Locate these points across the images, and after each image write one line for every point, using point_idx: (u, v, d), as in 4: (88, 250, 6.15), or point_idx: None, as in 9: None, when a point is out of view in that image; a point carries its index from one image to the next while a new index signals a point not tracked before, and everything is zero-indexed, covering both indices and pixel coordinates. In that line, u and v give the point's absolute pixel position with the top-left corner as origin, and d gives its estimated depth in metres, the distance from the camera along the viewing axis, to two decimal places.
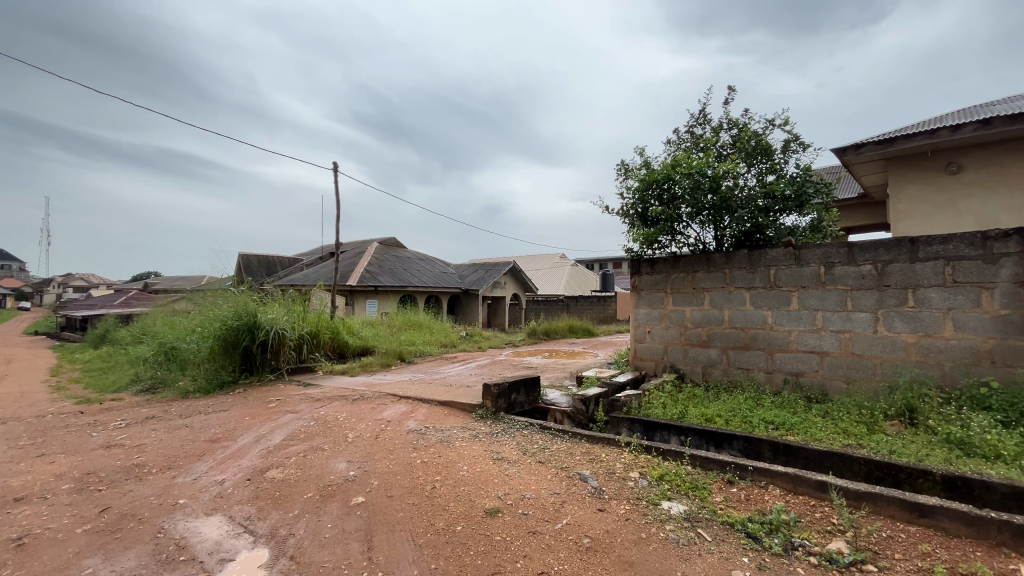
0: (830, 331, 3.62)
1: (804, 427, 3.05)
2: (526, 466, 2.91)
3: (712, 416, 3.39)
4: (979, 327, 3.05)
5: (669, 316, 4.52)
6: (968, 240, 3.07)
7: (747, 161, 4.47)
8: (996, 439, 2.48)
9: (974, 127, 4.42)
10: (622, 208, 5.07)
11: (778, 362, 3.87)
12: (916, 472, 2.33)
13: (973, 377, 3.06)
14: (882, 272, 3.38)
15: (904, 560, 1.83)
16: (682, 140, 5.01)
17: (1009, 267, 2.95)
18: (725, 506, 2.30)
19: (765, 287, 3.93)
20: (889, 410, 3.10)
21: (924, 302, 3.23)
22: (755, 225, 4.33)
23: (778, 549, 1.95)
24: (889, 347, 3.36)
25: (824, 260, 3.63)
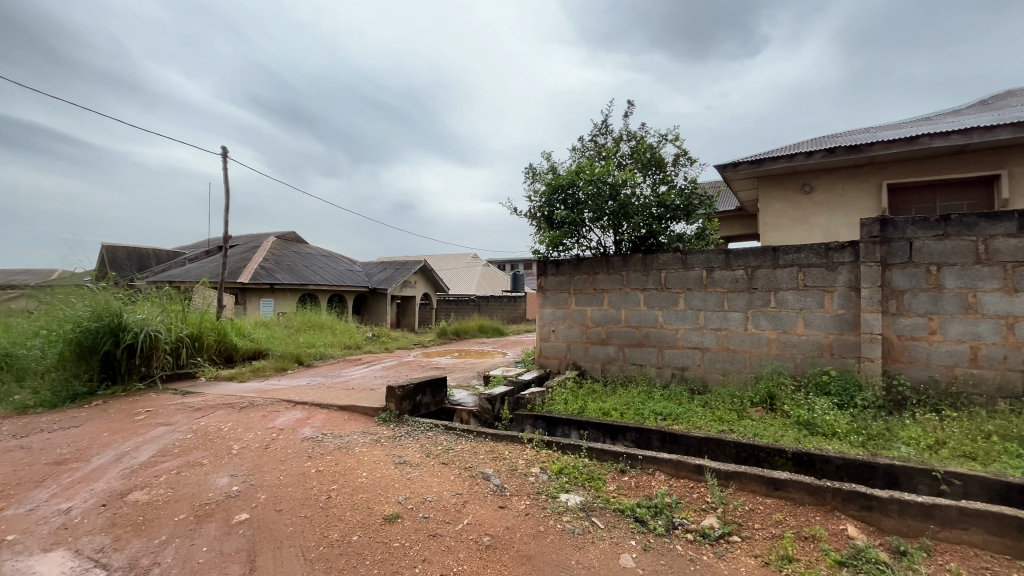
0: (709, 328, 4.02)
1: (686, 416, 3.36)
2: (429, 467, 2.87)
3: (609, 410, 3.60)
4: (824, 324, 3.56)
5: (572, 315, 4.73)
6: (816, 250, 3.57)
7: (643, 171, 4.81)
8: (833, 419, 2.93)
9: (823, 155, 5.19)
10: (529, 210, 5.20)
11: (666, 358, 4.21)
12: (774, 452, 2.67)
13: (819, 367, 3.56)
14: (752, 276, 3.83)
15: (761, 529, 2.09)
16: (586, 148, 5.27)
17: (845, 273, 3.47)
18: (617, 494, 2.45)
19: (656, 288, 4.27)
20: (755, 397, 3.52)
21: (783, 303, 3.71)
22: (649, 231, 4.69)
23: (661, 529, 2.13)
24: (755, 342, 3.82)
25: (705, 265, 4.03)
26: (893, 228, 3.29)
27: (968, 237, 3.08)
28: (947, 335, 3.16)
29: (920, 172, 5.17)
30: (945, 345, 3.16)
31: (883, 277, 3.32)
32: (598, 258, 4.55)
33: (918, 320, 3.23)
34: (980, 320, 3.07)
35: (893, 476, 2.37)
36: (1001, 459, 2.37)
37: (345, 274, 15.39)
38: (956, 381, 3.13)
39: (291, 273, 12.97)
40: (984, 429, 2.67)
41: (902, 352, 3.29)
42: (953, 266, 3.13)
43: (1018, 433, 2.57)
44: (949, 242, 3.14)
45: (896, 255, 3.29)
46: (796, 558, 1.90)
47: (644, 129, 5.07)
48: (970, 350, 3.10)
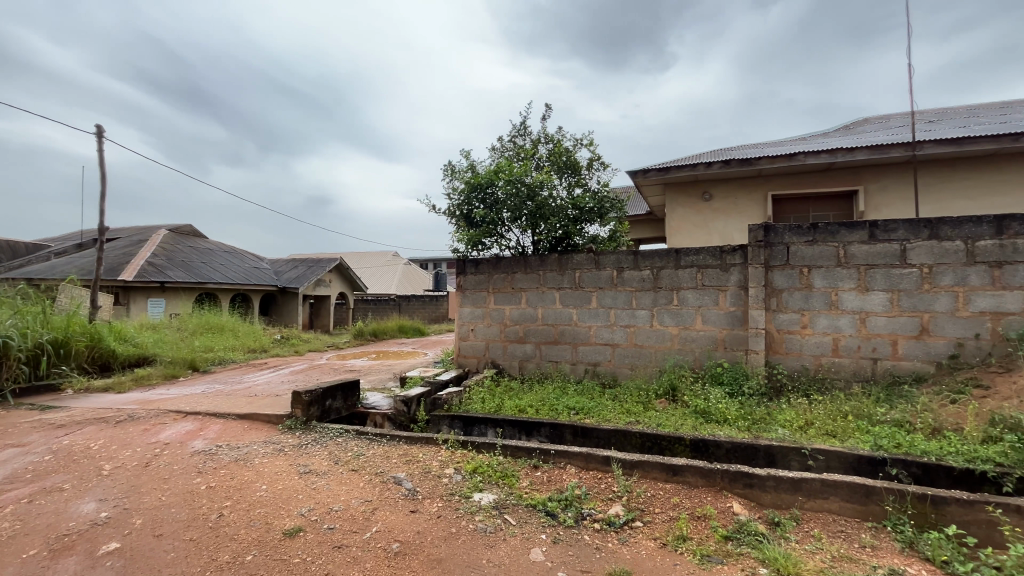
0: (619, 325, 4.23)
1: (597, 410, 3.51)
2: (337, 476, 2.72)
3: (524, 407, 3.66)
4: (718, 320, 3.89)
5: (491, 314, 4.75)
6: (712, 252, 3.89)
7: (559, 174, 4.96)
8: (725, 407, 3.21)
9: (720, 166, 5.68)
10: (448, 208, 5.14)
11: (580, 354, 4.37)
12: (674, 440, 2.86)
13: (713, 359, 3.89)
14: (657, 276, 4.09)
15: (661, 513, 2.23)
16: (505, 148, 5.31)
17: (736, 273, 3.82)
18: (530, 490, 2.49)
19: (571, 287, 4.41)
20: (659, 389, 3.77)
21: (684, 301, 4.00)
22: (564, 232, 4.84)
23: (570, 521, 2.19)
24: (660, 338, 4.08)
25: (616, 265, 4.23)
26: (774, 234, 3.68)
27: (832, 242, 3.53)
28: (816, 328, 3.59)
29: (798, 185, 5.85)
30: (814, 337, 3.59)
31: (766, 277, 3.70)
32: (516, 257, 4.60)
33: (793, 316, 3.65)
34: (841, 315, 3.52)
35: (771, 456, 2.65)
36: (855, 434, 2.74)
37: (250, 271, 14.21)
38: (823, 369, 3.57)
39: (186, 270, 11.72)
40: (842, 409, 3.07)
41: (781, 344, 3.69)
42: (822, 268, 3.57)
43: (868, 412, 2.98)
44: (818, 246, 3.57)
45: (776, 258, 3.68)
46: (690, 537, 2.05)
47: (560, 133, 5.22)
48: (833, 341, 3.54)
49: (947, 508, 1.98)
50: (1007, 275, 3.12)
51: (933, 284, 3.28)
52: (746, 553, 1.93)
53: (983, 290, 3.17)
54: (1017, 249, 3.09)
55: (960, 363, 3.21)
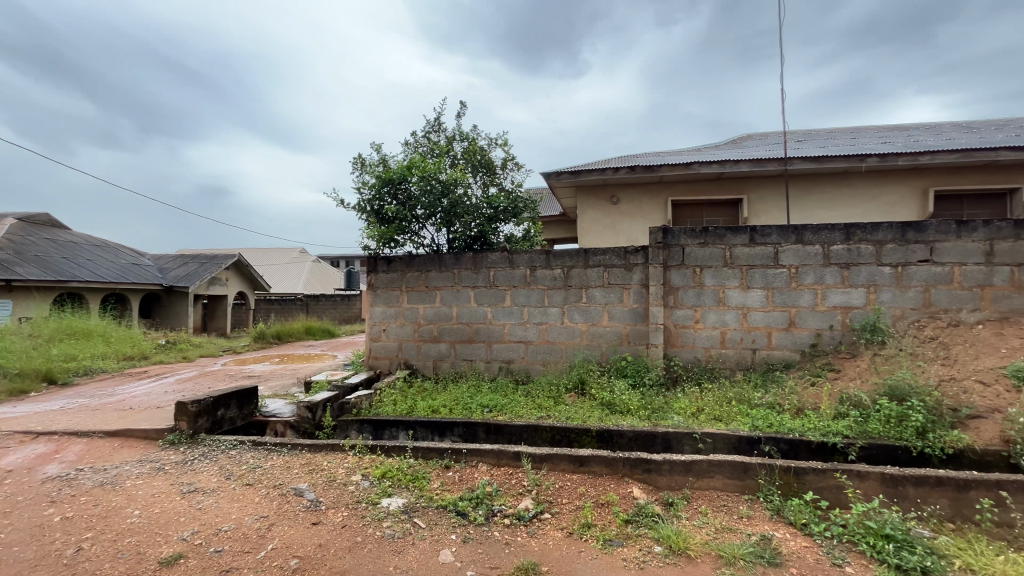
0: (532, 323, 4.32)
1: (510, 406, 3.56)
2: (229, 492, 2.48)
3: (438, 407, 3.61)
4: (622, 317, 4.12)
5: (404, 314, 4.62)
6: (617, 253, 4.11)
7: (474, 172, 4.96)
8: (628, 398, 3.42)
9: (626, 171, 6.04)
10: (358, 203, 4.92)
11: (495, 352, 4.41)
12: (581, 432, 2.99)
13: (618, 354, 4.12)
14: (568, 275, 4.24)
15: (567, 503, 2.32)
16: (419, 143, 5.20)
17: (638, 272, 4.07)
18: (441, 491, 2.46)
19: (486, 286, 4.43)
20: (569, 384, 3.92)
21: (592, 299, 4.19)
22: (479, 231, 4.86)
23: (481, 519, 2.20)
24: (570, 334, 4.24)
25: (529, 264, 4.32)
26: (671, 236, 3.98)
27: (720, 245, 3.90)
28: (706, 323, 3.94)
29: (693, 192, 6.38)
30: (705, 331, 3.94)
31: (665, 276, 3.99)
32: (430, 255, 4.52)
33: (688, 311, 3.97)
34: (727, 311, 3.90)
35: (667, 441, 2.86)
36: (737, 418, 3.05)
37: (127, 268, 12.52)
38: (712, 359, 3.93)
39: (41, 267, 10.03)
40: (727, 395, 3.40)
41: (678, 338, 4.00)
42: (711, 268, 3.92)
43: (747, 397, 3.33)
44: (709, 248, 3.92)
45: (673, 258, 3.98)
46: (594, 524, 2.16)
47: (475, 131, 5.21)
48: (721, 335, 3.92)
49: (806, 477, 2.27)
50: (854, 275, 3.65)
51: (799, 282, 3.75)
52: (644, 534, 2.07)
53: (836, 287, 3.68)
54: (861, 253, 3.63)
55: (819, 351, 3.70)
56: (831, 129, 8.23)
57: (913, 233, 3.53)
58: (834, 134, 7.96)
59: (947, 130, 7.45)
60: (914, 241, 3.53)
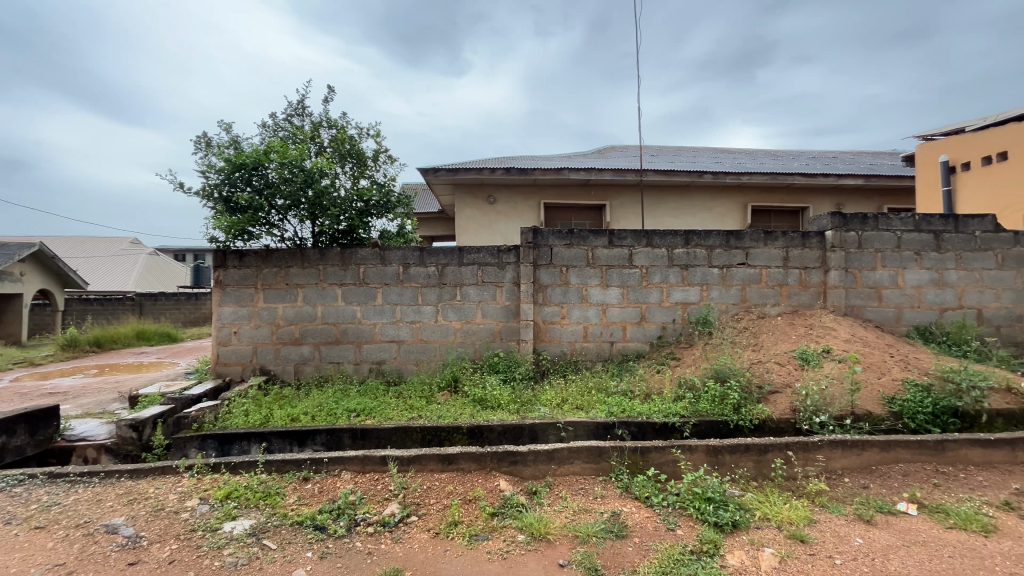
0: (405, 322, 4.21)
1: (379, 409, 3.42)
2: (8, 540, 1.98)
3: (298, 415, 3.32)
4: (495, 314, 4.22)
5: (259, 314, 4.16)
6: (490, 252, 4.20)
7: (342, 162, 4.65)
8: (499, 393, 3.51)
9: (501, 172, 6.19)
10: (201, 188, 4.30)
11: (364, 354, 4.19)
12: (452, 430, 2.99)
13: (491, 350, 4.21)
14: (442, 272, 4.21)
15: (435, 504, 2.30)
16: (279, 127, 4.71)
17: (510, 271, 4.21)
18: (297, 506, 2.26)
19: (354, 283, 4.19)
20: (442, 383, 3.89)
21: (466, 297, 4.22)
22: (348, 225, 4.57)
23: (342, 531, 2.07)
24: (444, 333, 4.22)
25: (402, 261, 4.19)
26: (541, 236, 4.18)
27: (583, 246, 4.19)
28: (572, 318, 4.22)
29: (563, 196, 6.79)
30: (570, 326, 4.22)
31: (534, 275, 4.18)
32: (291, 249, 4.13)
33: (555, 308, 4.21)
34: (590, 307, 4.22)
35: (534, 432, 2.99)
36: (596, 405, 3.31)
37: None
38: (576, 353, 4.22)
39: None
40: (588, 385, 3.68)
41: (546, 333, 4.22)
42: (576, 268, 4.20)
43: (605, 385, 3.64)
44: (574, 249, 4.19)
45: (543, 258, 4.19)
46: (460, 521, 2.17)
47: (344, 119, 4.89)
48: (584, 329, 4.22)
49: (649, 455, 2.56)
50: (690, 275, 4.20)
51: (649, 281, 4.20)
52: (508, 525, 2.14)
53: (677, 285, 4.21)
54: (696, 255, 4.19)
55: (664, 342, 4.20)
56: (677, 148, 9.41)
57: (734, 240, 4.18)
58: (680, 152, 9.11)
59: (761, 156, 8.99)
60: (735, 246, 4.19)
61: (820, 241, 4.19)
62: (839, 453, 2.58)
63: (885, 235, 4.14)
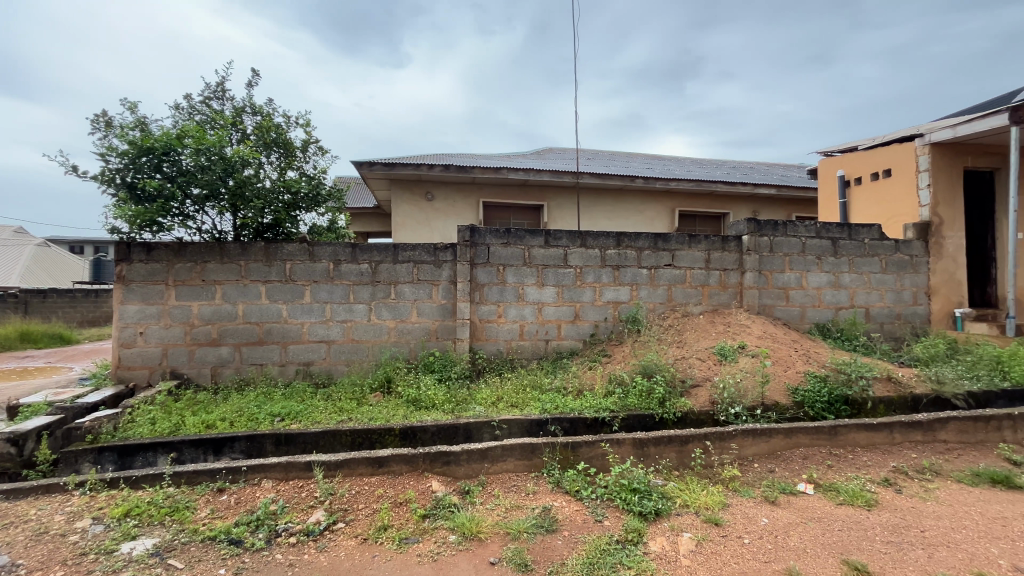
0: (335, 321, 4.04)
1: (306, 413, 3.25)
2: None
3: (214, 421, 3.08)
4: (431, 313, 4.16)
5: (170, 313, 3.82)
6: (426, 249, 4.13)
7: (266, 152, 4.37)
8: (433, 392, 3.46)
9: (440, 169, 6.11)
10: (101, 173, 3.86)
11: (291, 354, 3.97)
12: (384, 432, 2.90)
13: (426, 350, 4.14)
14: (376, 270, 4.08)
15: (364, 508, 2.22)
16: (195, 109, 4.34)
17: (447, 269, 4.16)
18: (210, 520, 2.09)
19: (280, 280, 3.95)
20: (375, 383, 3.77)
21: (400, 295, 4.12)
22: (274, 218, 4.30)
23: (260, 544, 1.95)
24: (378, 332, 4.09)
25: (332, 258, 4.01)
26: (478, 235, 4.17)
27: (519, 245, 4.23)
28: (508, 317, 4.24)
29: (501, 196, 6.82)
30: (507, 324, 4.24)
31: (471, 273, 4.16)
32: (207, 243, 3.82)
33: (492, 307, 4.22)
34: (526, 306, 4.27)
35: (468, 431, 2.98)
36: (530, 403, 3.36)
37: None
38: (512, 351, 4.25)
39: None
40: (523, 383, 3.72)
41: (483, 332, 4.21)
42: (513, 267, 4.24)
43: (540, 382, 3.70)
44: (510, 248, 4.22)
45: (479, 256, 4.18)
46: (390, 525, 2.11)
47: (270, 105, 4.59)
48: (520, 328, 4.26)
49: (580, 449, 2.63)
50: (622, 275, 4.37)
51: (583, 281, 4.33)
52: (439, 526, 2.11)
53: (610, 285, 4.36)
54: (627, 256, 4.37)
55: (596, 339, 4.34)
56: (612, 153, 9.76)
57: (662, 243, 4.41)
58: (614, 156, 9.46)
59: (688, 164, 9.55)
60: (662, 248, 4.41)
61: (737, 245, 4.52)
62: (750, 441, 2.79)
63: (792, 241, 4.55)
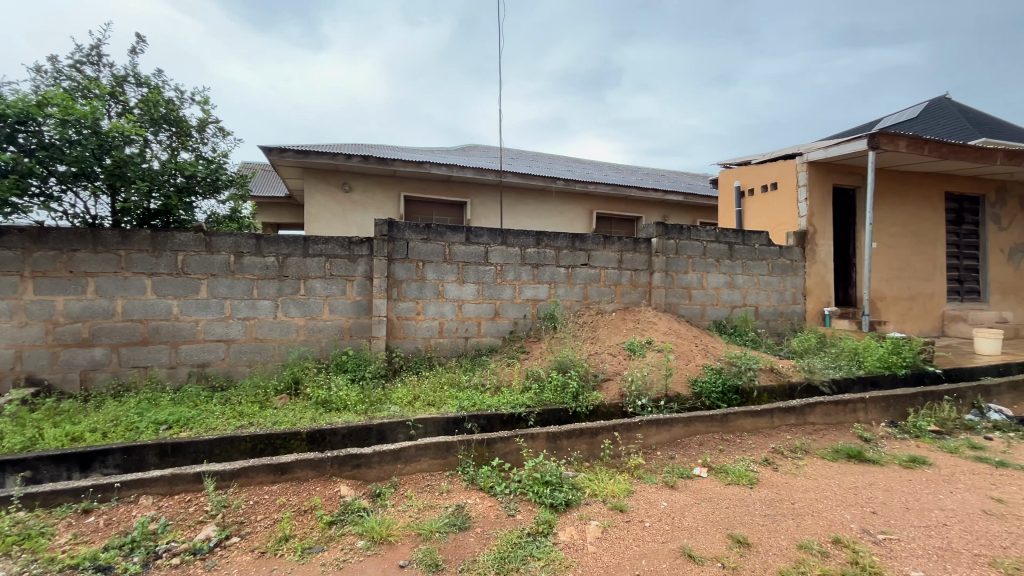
0: (236, 318, 3.71)
1: (199, 419, 2.96)
2: None
3: (82, 433, 2.69)
4: (344, 310, 3.97)
5: (27, 310, 3.28)
6: (340, 243, 3.93)
7: (154, 129, 3.89)
8: (346, 393, 3.30)
9: (359, 160, 5.85)
10: None
11: (182, 356, 3.59)
12: (289, 436, 2.71)
13: (339, 349, 3.94)
14: (283, 264, 3.81)
15: (263, 519, 2.07)
16: (62, 74, 3.75)
17: (363, 264, 3.99)
18: (72, 547, 1.83)
19: (170, 273, 3.55)
20: (280, 385, 3.52)
21: (311, 291, 3.88)
22: (163, 204, 3.85)
23: (135, 568, 1.74)
24: (285, 330, 3.83)
25: (234, 249, 3.68)
26: (397, 230, 4.05)
27: (440, 241, 4.17)
28: (427, 314, 4.17)
29: (423, 190, 6.67)
30: (425, 322, 4.16)
31: (389, 269, 4.03)
32: (77, 229, 3.33)
33: (410, 304, 4.11)
34: (445, 303, 4.21)
35: (382, 432, 2.88)
36: (448, 401, 3.32)
37: None
38: (431, 349, 4.18)
39: None
40: (441, 381, 3.67)
41: (400, 330, 4.09)
42: (432, 263, 4.16)
43: (458, 380, 3.68)
44: (430, 244, 4.14)
45: (397, 251, 4.05)
46: (292, 535, 1.98)
47: (159, 77, 4.10)
48: (439, 325, 4.20)
49: (495, 445, 2.65)
50: (541, 273, 4.47)
51: (503, 278, 4.36)
52: (347, 532, 2.02)
53: (529, 283, 4.44)
54: (546, 255, 4.47)
55: (516, 336, 4.40)
56: (535, 154, 9.96)
57: (579, 243, 4.57)
58: (537, 158, 9.65)
59: (606, 169, 10.00)
60: (579, 248, 4.58)
61: (647, 247, 4.81)
62: (654, 430, 2.98)
63: (694, 244, 4.93)
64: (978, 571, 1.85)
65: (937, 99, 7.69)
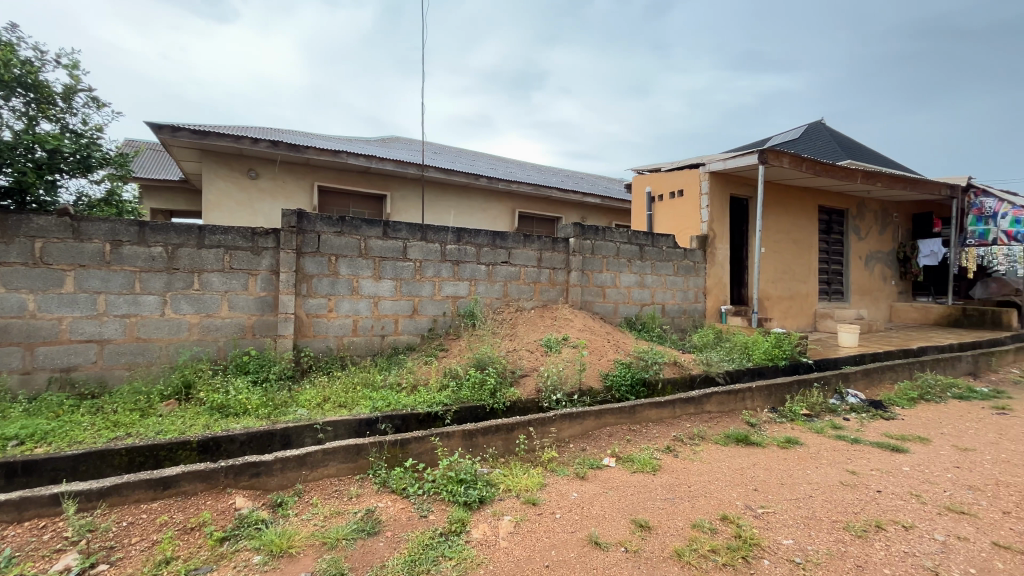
0: (113, 316, 3.27)
1: (62, 431, 2.57)
2: None
3: None
4: (246, 306, 3.66)
5: None
6: (241, 233, 3.61)
7: (3, 92, 3.30)
8: (245, 397, 3.05)
9: (267, 145, 5.41)
10: None
11: (39, 359, 3.09)
12: (176, 447, 2.45)
13: (239, 349, 3.63)
14: (172, 255, 3.42)
15: (139, 542, 1.84)
16: None
17: (268, 257, 3.71)
18: None
19: (25, 263, 3.05)
20: (167, 390, 3.16)
21: (206, 285, 3.53)
22: (15, 181, 3.29)
23: None
24: (173, 329, 3.44)
25: (110, 237, 3.24)
26: (307, 222, 3.80)
27: (355, 235, 3.98)
28: (340, 311, 3.96)
29: (339, 181, 6.33)
30: (338, 319, 3.95)
31: (298, 263, 3.77)
32: None
33: (321, 300, 3.88)
34: (360, 299, 4.04)
35: (286, 438, 2.69)
36: (360, 402, 3.18)
37: None
38: (344, 347, 3.99)
39: None
40: (353, 381, 3.51)
41: (310, 328, 3.85)
42: (346, 258, 3.96)
43: (372, 380, 3.54)
44: (344, 238, 3.94)
45: (308, 245, 3.81)
46: (175, 556, 1.78)
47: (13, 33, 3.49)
48: (353, 322, 4.02)
49: (409, 446, 2.58)
50: (461, 270, 4.43)
51: (422, 275, 4.27)
52: (241, 548, 1.86)
53: (449, 280, 4.39)
54: (467, 252, 4.45)
55: (434, 334, 4.33)
56: (458, 150, 9.86)
57: (499, 240, 4.60)
58: (460, 154, 9.57)
59: (527, 169, 10.16)
60: (500, 246, 4.61)
61: (564, 246, 4.95)
62: (567, 424, 3.08)
63: (608, 245, 5.16)
64: (835, 535, 2.13)
65: (813, 123, 8.76)
